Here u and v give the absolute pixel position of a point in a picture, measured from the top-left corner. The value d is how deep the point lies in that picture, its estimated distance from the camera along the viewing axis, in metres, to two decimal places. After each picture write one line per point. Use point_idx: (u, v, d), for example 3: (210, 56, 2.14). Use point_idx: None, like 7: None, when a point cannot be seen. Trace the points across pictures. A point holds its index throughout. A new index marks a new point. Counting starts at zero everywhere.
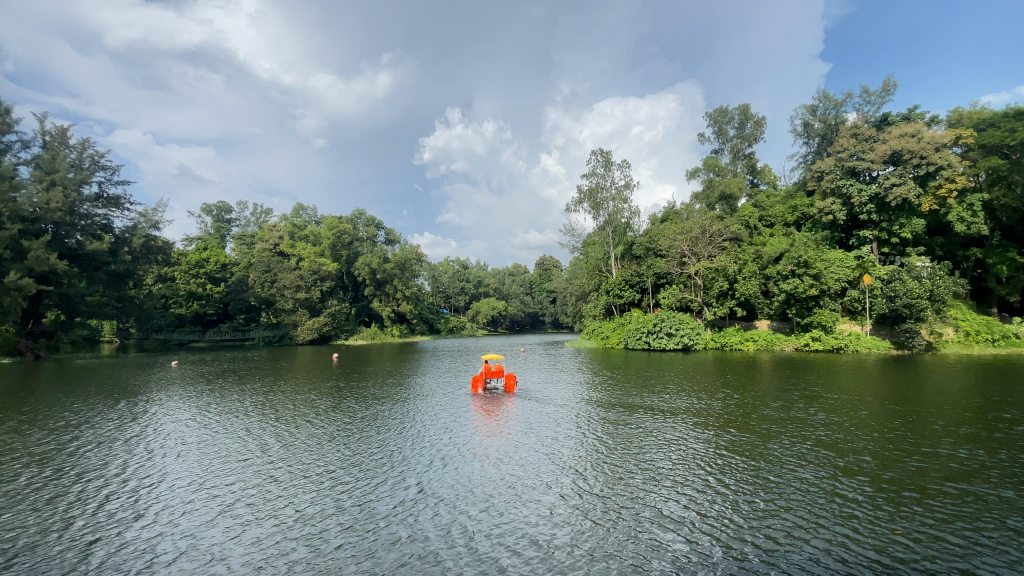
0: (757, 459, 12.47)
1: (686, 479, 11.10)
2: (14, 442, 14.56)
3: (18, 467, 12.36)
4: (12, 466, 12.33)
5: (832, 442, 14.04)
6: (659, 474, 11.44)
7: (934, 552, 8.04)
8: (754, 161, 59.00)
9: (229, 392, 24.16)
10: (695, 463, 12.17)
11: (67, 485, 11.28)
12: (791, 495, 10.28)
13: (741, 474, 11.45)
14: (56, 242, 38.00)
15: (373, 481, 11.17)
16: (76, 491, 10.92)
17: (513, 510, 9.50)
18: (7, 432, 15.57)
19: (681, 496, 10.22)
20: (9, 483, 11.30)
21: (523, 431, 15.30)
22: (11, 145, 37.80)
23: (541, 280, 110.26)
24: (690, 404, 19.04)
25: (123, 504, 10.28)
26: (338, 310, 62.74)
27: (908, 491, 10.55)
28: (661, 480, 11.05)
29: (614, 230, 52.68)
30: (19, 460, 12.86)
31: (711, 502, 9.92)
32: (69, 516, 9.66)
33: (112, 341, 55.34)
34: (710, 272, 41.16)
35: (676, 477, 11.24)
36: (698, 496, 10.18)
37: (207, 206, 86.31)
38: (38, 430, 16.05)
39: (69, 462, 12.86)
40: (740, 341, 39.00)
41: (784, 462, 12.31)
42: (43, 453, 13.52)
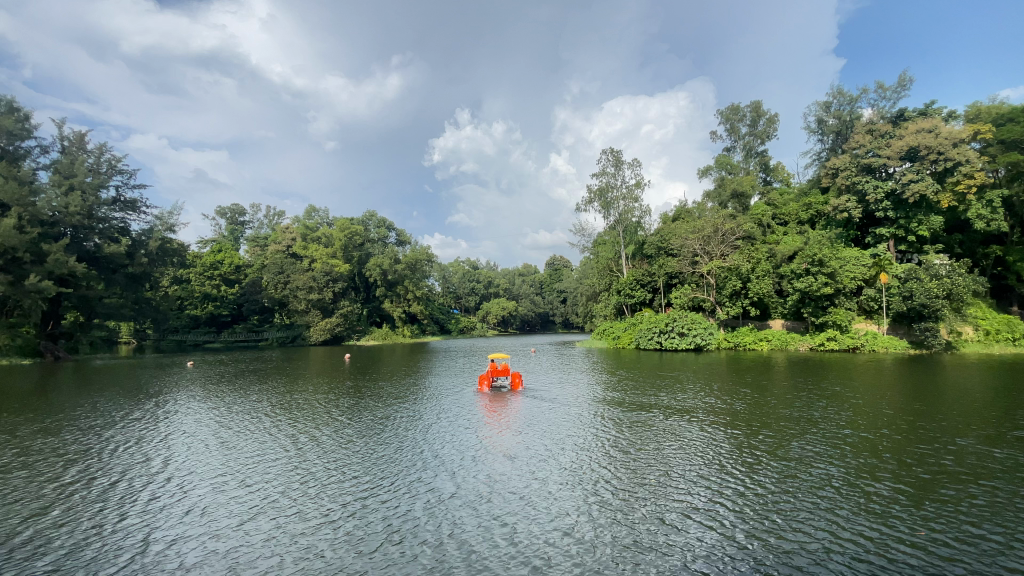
0: (788, 460, 12.19)
1: (717, 479, 10.90)
2: (42, 442, 14.74)
3: (47, 467, 12.49)
4: (41, 467, 12.46)
5: (857, 442, 13.72)
6: (688, 474, 11.26)
7: (980, 552, 7.75)
8: (767, 159, 58.23)
9: (246, 392, 24.37)
10: (724, 463, 11.98)
11: (95, 485, 11.33)
12: (824, 495, 10.00)
13: (773, 474, 11.22)
14: (75, 246, 38.68)
15: (399, 481, 11.14)
16: (107, 490, 11.01)
17: (533, 510, 9.37)
18: (33, 433, 15.74)
19: (712, 495, 10.04)
20: (40, 483, 11.38)
21: (535, 431, 15.12)
22: (31, 151, 38.51)
23: (551, 280, 109.81)
24: (706, 404, 18.72)
25: (154, 503, 10.33)
26: (350, 310, 63.10)
27: (938, 490, 10.23)
28: (691, 480, 10.89)
29: (625, 230, 52.25)
30: (50, 460, 12.99)
31: (740, 502, 9.69)
32: (100, 515, 9.70)
33: (129, 341, 56.17)
34: (722, 272, 40.58)
35: (706, 477, 11.06)
36: (733, 497, 9.96)
37: (221, 209, 87.28)
38: (64, 430, 16.23)
39: (98, 462, 12.98)
40: (754, 341, 38.54)
41: (813, 462, 12.04)
42: (72, 454, 13.65)
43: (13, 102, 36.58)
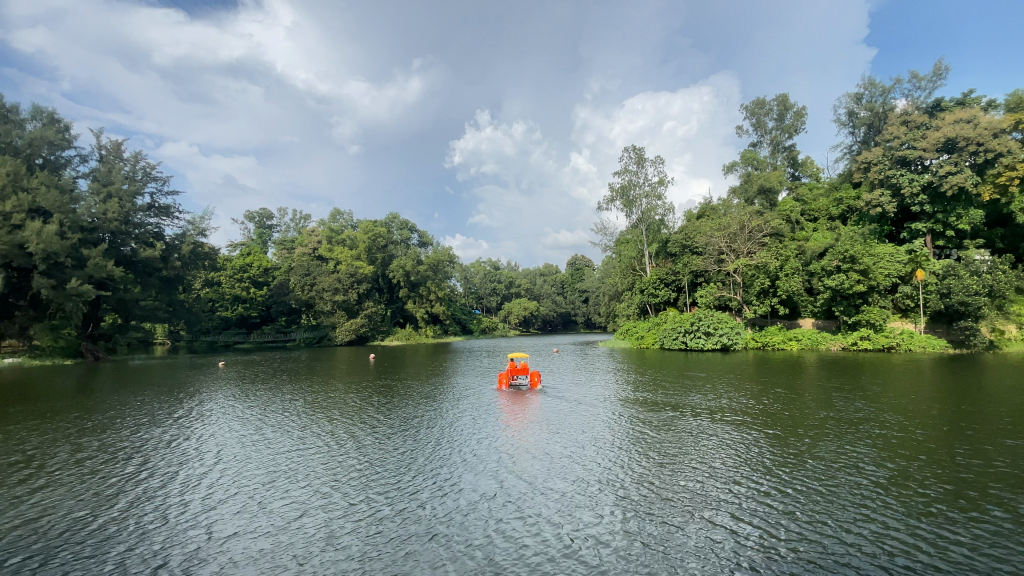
0: (833, 462, 11.63)
1: (760, 481, 10.48)
2: (84, 440, 15.05)
3: (92, 464, 12.75)
4: (86, 464, 12.72)
5: (901, 442, 13.17)
6: (737, 478, 10.70)
7: None
8: (795, 154, 56.62)
9: (273, 392, 24.63)
10: (773, 466, 11.39)
11: (138, 482, 11.51)
12: (874, 497, 9.55)
13: (828, 478, 10.60)
14: (113, 250, 40.07)
15: (434, 480, 11.00)
16: (150, 490, 11.03)
17: (559, 510, 9.19)
18: (79, 433, 16.04)
19: (754, 497, 9.67)
20: (87, 480, 11.57)
21: (555, 430, 14.94)
22: (71, 160, 40.12)
23: (573, 280, 109.01)
24: (735, 404, 18.30)
25: (195, 503, 10.30)
26: (375, 311, 63.83)
27: (988, 491, 9.73)
28: (740, 484, 10.35)
29: (648, 228, 51.38)
30: (97, 459, 13.18)
31: (786, 504, 9.30)
32: (147, 510, 9.88)
33: (164, 342, 57.87)
34: (750, 269, 39.40)
35: (759, 481, 10.46)
36: (791, 502, 9.37)
37: (249, 213, 89.40)
38: (108, 429, 16.50)
39: (140, 461, 13.11)
40: (783, 341, 37.46)
41: (866, 465, 11.39)
42: (116, 452, 13.92)
43: (55, 114, 38.29)
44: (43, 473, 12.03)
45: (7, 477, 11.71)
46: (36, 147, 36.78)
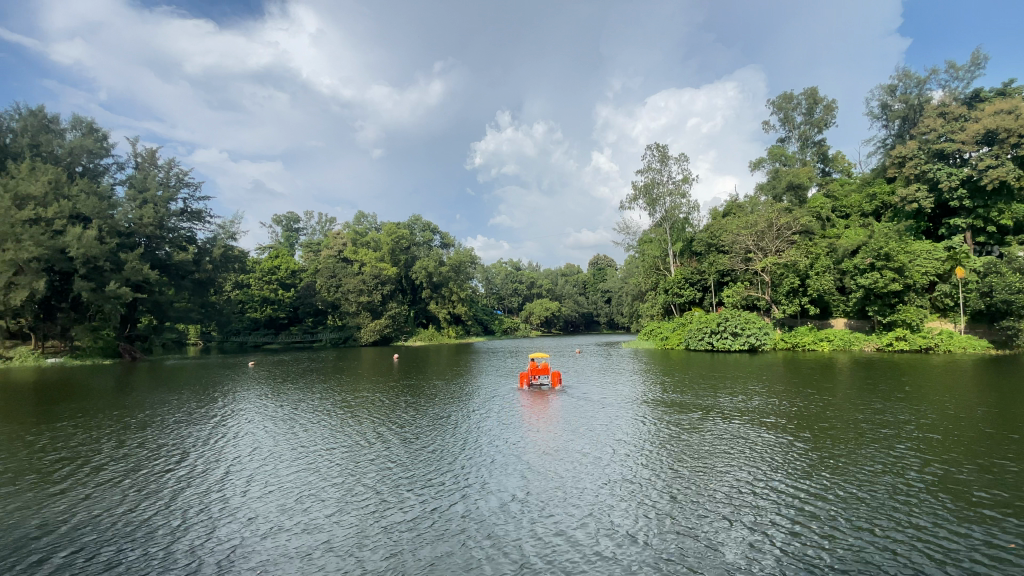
0: (874, 465, 11.12)
1: (801, 484, 10.06)
2: (127, 437, 15.48)
3: (134, 460, 13.05)
4: (129, 460, 13.03)
5: (943, 442, 12.68)
6: (780, 482, 10.24)
7: None
8: (826, 149, 54.86)
9: (301, 391, 25.03)
10: (816, 470, 10.88)
11: (178, 478, 11.71)
12: (923, 501, 9.09)
13: (877, 483, 10.06)
14: (149, 254, 41.52)
15: (463, 479, 10.90)
16: (188, 487, 11.12)
17: (581, 508, 9.13)
18: (122, 430, 16.46)
19: (796, 500, 9.29)
20: (131, 476, 11.84)
21: (575, 430, 14.85)
22: (109, 168, 41.71)
23: (595, 280, 108.15)
24: (762, 404, 17.96)
25: (232, 499, 10.34)
26: (398, 312, 64.43)
27: None
28: (783, 488, 9.92)
29: (672, 227, 50.46)
30: (139, 456, 13.46)
31: (829, 507, 8.94)
32: (189, 505, 10.04)
33: (196, 343, 59.55)
34: (778, 268, 38.15)
35: (805, 486, 9.98)
36: (832, 506, 9.01)
37: (277, 217, 91.42)
38: (149, 428, 16.88)
39: (179, 458, 13.35)
40: (814, 341, 36.29)
41: (914, 469, 10.81)
42: (155, 449, 14.22)
43: (94, 124, 39.96)
44: (89, 469, 12.34)
45: (56, 472, 12.03)
46: (76, 155, 38.33)
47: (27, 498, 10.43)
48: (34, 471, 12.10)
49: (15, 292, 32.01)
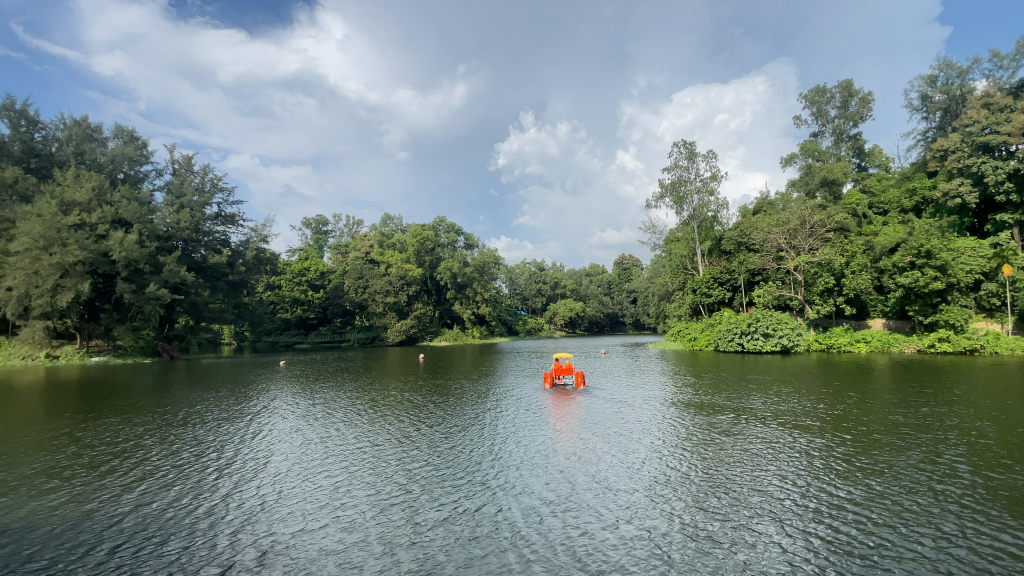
0: (922, 471, 10.55)
1: (847, 490, 9.61)
2: (168, 434, 15.90)
3: (175, 456, 13.34)
4: (169, 456, 13.31)
5: (994, 448, 11.95)
6: (824, 487, 9.80)
7: None
8: (862, 143, 52.75)
9: (330, 390, 25.41)
10: (861, 476, 10.36)
11: (217, 474, 11.88)
12: (979, 509, 8.59)
13: (928, 490, 9.50)
14: (186, 257, 43.06)
15: (493, 479, 10.75)
16: (227, 483, 11.25)
17: (612, 508, 8.98)
18: (165, 427, 16.90)
19: (842, 506, 8.89)
20: (174, 471, 12.10)
21: (600, 430, 14.62)
22: (148, 174, 43.40)
23: (620, 280, 106.88)
24: (795, 407, 17.35)
25: (269, 495, 10.42)
26: (423, 312, 65.02)
27: None
28: (828, 493, 9.48)
29: (700, 225, 49.35)
30: (179, 451, 13.77)
31: (877, 513, 8.52)
32: (229, 500, 10.17)
33: (230, 343, 61.32)
34: (812, 267, 36.69)
35: (854, 492, 9.49)
36: (880, 512, 8.61)
37: (306, 220, 93.47)
38: (189, 424, 17.31)
39: (217, 454, 13.58)
40: (850, 342, 34.85)
41: (966, 476, 10.17)
42: (193, 445, 14.53)
43: (134, 132, 41.68)
44: (135, 463, 12.67)
45: (106, 466, 12.41)
46: (118, 163, 40.01)
47: (80, 489, 10.80)
48: (85, 464, 12.52)
49: (61, 294, 33.45)
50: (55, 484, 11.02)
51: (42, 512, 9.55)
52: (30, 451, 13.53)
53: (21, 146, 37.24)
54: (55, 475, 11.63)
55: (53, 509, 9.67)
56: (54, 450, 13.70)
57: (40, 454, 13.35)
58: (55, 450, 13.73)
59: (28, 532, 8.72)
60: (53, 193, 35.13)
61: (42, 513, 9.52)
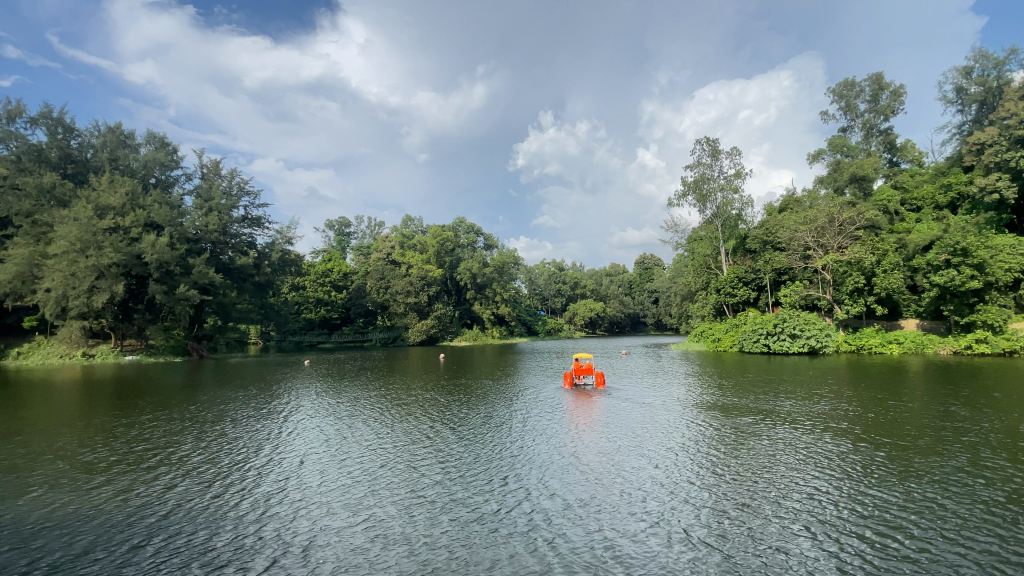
0: (965, 476, 10.07)
1: (887, 495, 9.24)
2: (200, 431, 16.24)
3: (206, 452, 13.60)
4: (201, 453, 13.57)
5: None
6: (862, 492, 9.44)
7: None
8: (893, 137, 50.92)
9: (353, 389, 25.68)
10: (899, 481, 9.98)
11: (246, 471, 12.03)
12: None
13: (971, 495, 9.10)
14: (214, 259, 44.22)
15: (518, 479, 10.63)
16: (257, 479, 11.42)
17: (639, 510, 8.86)
18: (199, 424, 17.34)
19: (883, 511, 8.56)
20: (207, 467, 12.33)
21: (621, 432, 14.45)
22: (178, 178, 44.69)
23: (641, 280, 105.61)
24: (824, 409, 16.82)
25: (298, 492, 10.49)
26: (443, 313, 65.37)
27: None
28: (866, 498, 9.15)
29: (724, 223, 48.37)
30: (210, 448, 14.02)
31: (919, 520, 8.18)
32: (259, 497, 10.28)
33: (257, 342, 62.65)
34: (841, 266, 35.52)
35: (894, 498, 9.12)
36: (922, 517, 8.26)
37: (330, 222, 95.05)
38: (221, 421, 17.74)
39: (246, 452, 13.77)
40: (881, 343, 33.66)
41: (1012, 483, 9.68)
42: (223, 442, 14.79)
43: (164, 138, 42.97)
44: (169, 459, 12.97)
45: (143, 462, 12.74)
46: (150, 168, 41.31)
47: (120, 484, 11.10)
48: (123, 460, 12.88)
49: (97, 295, 34.67)
50: (95, 479, 11.37)
51: (84, 506, 9.84)
52: (72, 447, 14.01)
53: (58, 153, 38.75)
54: (96, 470, 12.00)
55: (94, 504, 9.94)
56: (94, 447, 14.13)
57: (81, 450, 13.78)
58: (95, 446, 14.17)
59: (71, 525, 8.97)
60: (89, 197, 36.45)
61: (84, 506, 9.81)
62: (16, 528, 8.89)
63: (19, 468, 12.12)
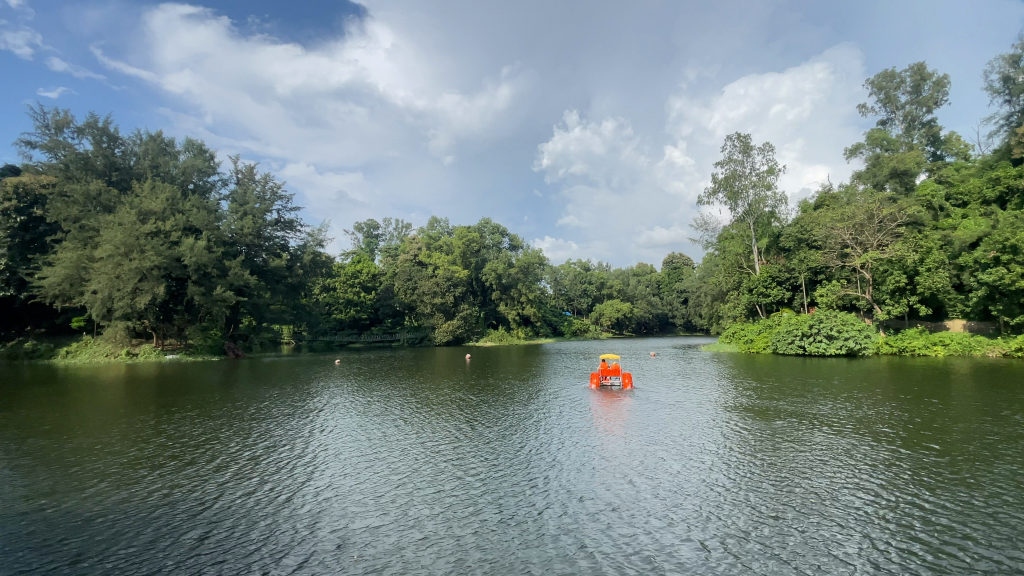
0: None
1: (942, 503, 8.73)
2: (237, 428, 16.63)
3: (242, 449, 13.87)
4: (237, 450, 13.85)
5: None
6: (911, 500, 8.93)
7: None
8: (937, 130, 48.46)
9: (382, 388, 25.99)
10: (951, 488, 9.42)
11: (281, 468, 12.19)
12: None
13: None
14: (249, 261, 45.62)
15: (551, 482, 10.41)
16: (292, 477, 11.54)
17: (675, 514, 8.65)
18: (237, 421, 17.80)
19: (938, 519, 8.09)
20: (244, 463, 12.57)
21: (651, 434, 14.15)
22: (216, 184, 46.33)
23: (670, 279, 103.74)
24: (865, 413, 16.11)
25: (332, 490, 10.55)
26: (469, 313, 65.70)
27: None
28: (916, 506, 8.64)
29: (756, 221, 47.05)
30: (247, 445, 14.33)
31: (980, 529, 7.69)
32: (295, 494, 10.38)
33: (289, 342, 64.36)
34: (881, 265, 33.95)
35: (947, 505, 8.64)
36: (981, 526, 7.78)
37: (359, 224, 96.88)
38: (258, 419, 18.17)
39: (281, 449, 13.99)
40: (926, 345, 32.02)
41: None
42: (259, 439, 15.09)
43: (202, 145, 44.64)
44: (209, 455, 13.33)
45: (185, 457, 13.14)
46: (188, 174, 42.96)
47: (165, 478, 11.45)
48: (167, 454, 13.33)
49: (140, 296, 36.19)
50: (142, 474, 11.77)
51: (132, 500, 10.12)
52: (120, 442, 14.59)
53: (104, 161, 40.71)
54: (142, 464, 12.46)
55: (141, 497, 10.30)
56: (141, 442, 14.71)
57: (129, 445, 14.33)
58: (143, 441, 14.77)
59: (118, 518, 9.25)
60: (132, 203, 38.14)
61: (132, 499, 10.18)
62: (68, 518, 9.24)
63: (72, 461, 12.69)
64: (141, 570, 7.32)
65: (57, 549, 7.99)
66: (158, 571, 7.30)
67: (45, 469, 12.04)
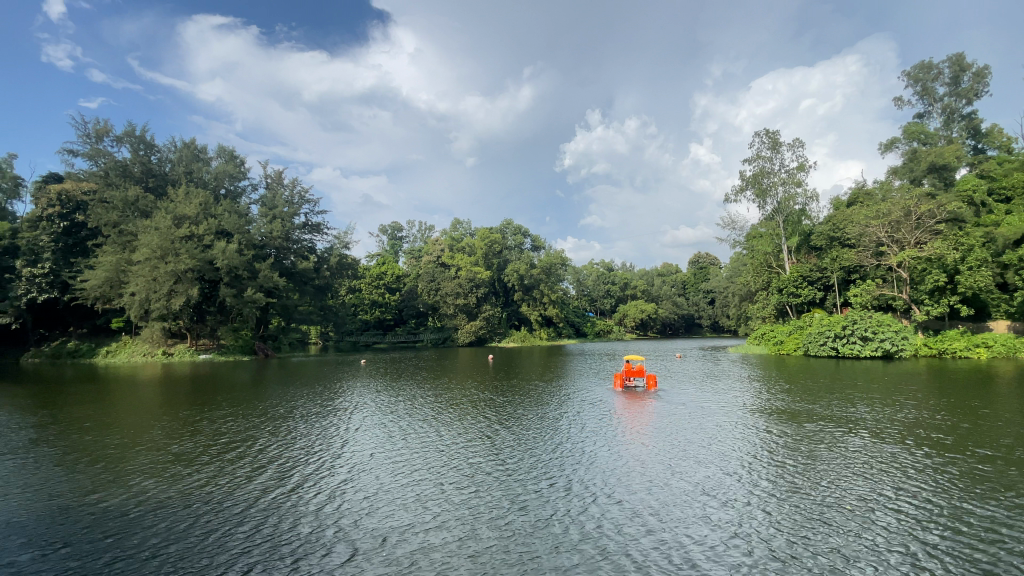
0: None
1: (992, 510, 8.29)
2: (271, 426, 17.00)
3: (276, 448, 14.16)
4: (271, 448, 14.14)
5: None
6: (957, 508, 8.47)
7: None
8: (978, 122, 46.28)
9: (407, 388, 26.26)
10: (997, 496, 8.92)
11: (314, 466, 12.36)
12: None
13: None
14: (278, 263, 46.78)
15: (581, 484, 10.28)
16: (325, 475, 11.69)
17: (707, 518, 8.46)
18: (270, 420, 18.24)
19: (986, 526, 7.71)
20: (278, 462, 12.78)
21: (679, 437, 13.86)
22: (246, 188, 47.70)
23: (695, 279, 101.76)
24: (902, 417, 15.48)
25: (365, 489, 10.63)
26: (492, 314, 65.83)
27: None
28: (963, 514, 8.20)
29: (786, 219, 45.77)
30: (281, 443, 14.61)
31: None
32: (329, 491, 10.53)
33: (316, 343, 65.69)
34: (919, 263, 32.43)
35: (997, 512, 8.23)
36: None
37: (383, 226, 98.12)
38: (290, 418, 18.53)
39: (314, 448, 14.21)
40: (968, 347, 30.56)
41: None
42: (291, 438, 15.37)
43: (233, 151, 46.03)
44: (245, 453, 13.65)
45: (222, 454, 13.50)
46: (220, 179, 44.34)
47: (205, 474, 11.82)
48: (204, 452, 13.72)
49: (175, 298, 37.50)
50: (183, 470, 12.17)
51: (174, 495, 10.49)
52: (162, 439, 15.19)
53: (141, 168, 42.40)
54: (181, 461, 12.89)
55: (182, 492, 10.65)
56: (181, 439, 15.27)
57: (170, 442, 14.90)
58: (182, 438, 15.30)
59: (161, 512, 9.61)
60: (168, 208, 39.58)
61: (174, 494, 10.55)
62: (115, 512, 9.64)
63: (117, 457, 13.24)
64: (185, 564, 7.55)
65: (105, 543, 8.32)
66: (200, 566, 7.49)
67: (92, 465, 12.60)
